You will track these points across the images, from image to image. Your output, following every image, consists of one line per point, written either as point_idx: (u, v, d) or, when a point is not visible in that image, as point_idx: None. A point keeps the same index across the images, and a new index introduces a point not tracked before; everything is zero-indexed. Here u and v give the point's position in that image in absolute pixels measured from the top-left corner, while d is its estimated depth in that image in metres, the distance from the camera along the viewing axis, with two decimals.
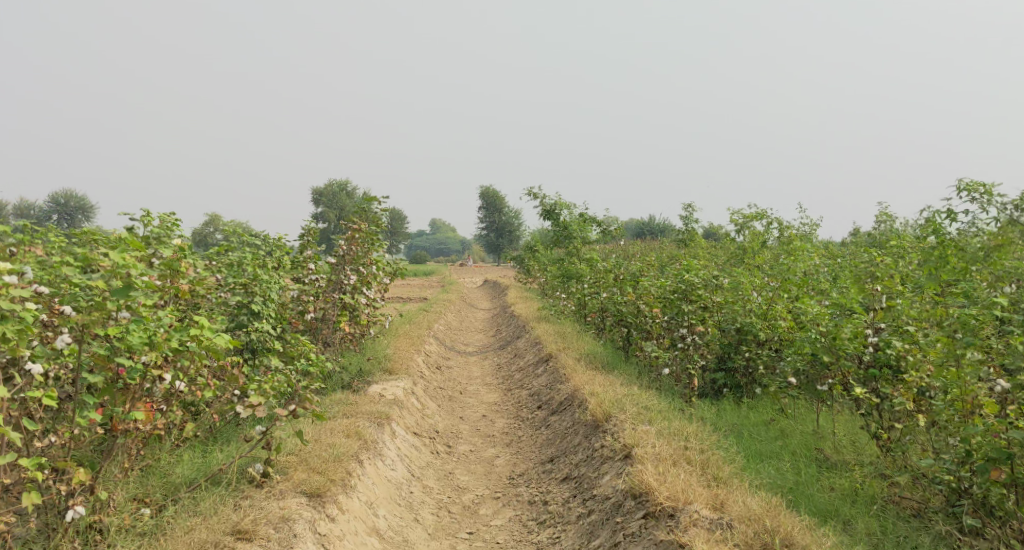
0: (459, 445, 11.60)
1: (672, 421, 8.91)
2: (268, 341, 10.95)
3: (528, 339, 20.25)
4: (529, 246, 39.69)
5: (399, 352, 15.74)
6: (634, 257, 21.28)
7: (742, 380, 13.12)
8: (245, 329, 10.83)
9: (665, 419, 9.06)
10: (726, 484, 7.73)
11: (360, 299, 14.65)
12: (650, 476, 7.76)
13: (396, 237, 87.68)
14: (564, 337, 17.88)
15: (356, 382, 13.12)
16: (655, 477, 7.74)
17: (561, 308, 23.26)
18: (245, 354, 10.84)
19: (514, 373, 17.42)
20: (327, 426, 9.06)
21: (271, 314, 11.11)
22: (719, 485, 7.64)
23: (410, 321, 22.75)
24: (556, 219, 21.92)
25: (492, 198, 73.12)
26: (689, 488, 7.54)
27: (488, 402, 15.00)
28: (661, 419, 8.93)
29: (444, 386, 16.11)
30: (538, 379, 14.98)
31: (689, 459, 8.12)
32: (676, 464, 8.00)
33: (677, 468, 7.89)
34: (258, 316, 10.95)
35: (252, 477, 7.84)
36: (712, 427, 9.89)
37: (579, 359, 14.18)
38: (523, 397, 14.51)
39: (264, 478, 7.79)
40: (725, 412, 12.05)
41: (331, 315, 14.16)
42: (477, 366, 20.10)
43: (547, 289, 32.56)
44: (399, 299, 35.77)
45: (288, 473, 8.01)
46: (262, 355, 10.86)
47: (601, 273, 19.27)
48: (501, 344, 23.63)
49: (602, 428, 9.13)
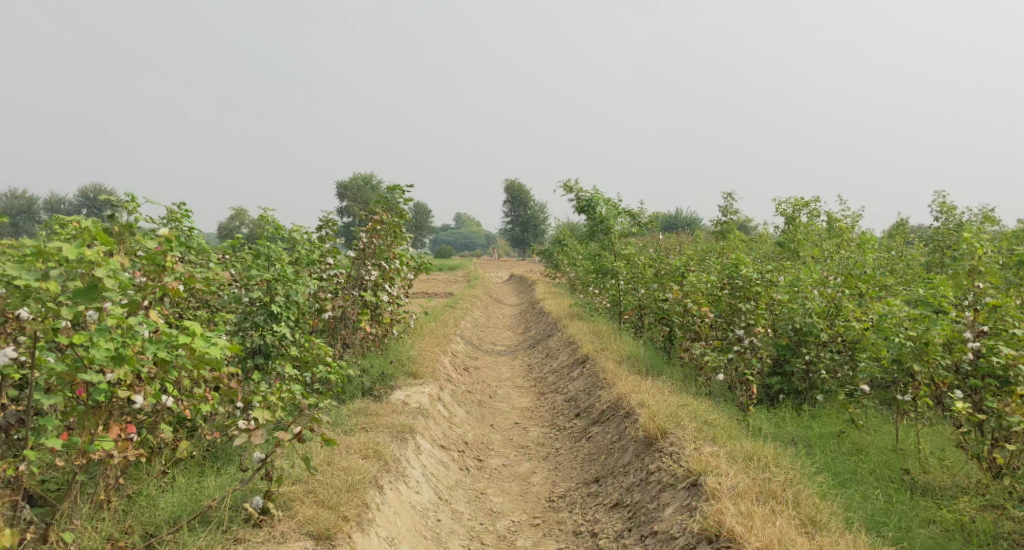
0: (491, 459, 10.49)
1: (739, 442, 7.79)
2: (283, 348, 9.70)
3: (561, 337, 19.08)
4: (557, 240, 38.49)
5: (424, 354, 14.64)
6: (672, 251, 20.11)
7: (800, 386, 11.90)
8: (257, 332, 9.73)
9: (731, 437, 7.92)
10: (825, 529, 6.71)
11: (383, 296, 13.59)
12: (729, 516, 6.70)
13: (420, 232, 86.70)
14: (599, 337, 16.70)
15: (378, 386, 12.05)
16: (740, 521, 6.65)
17: (593, 304, 22.13)
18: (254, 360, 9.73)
19: (547, 375, 16.27)
20: (343, 445, 7.99)
21: (292, 316, 9.95)
22: (823, 535, 6.59)
23: (434, 319, 21.64)
24: (591, 211, 20.68)
25: (518, 191, 71.98)
26: (784, 538, 6.48)
27: (520, 407, 13.87)
28: (728, 438, 7.80)
29: (472, 389, 15.00)
30: (574, 383, 13.84)
31: (774, 495, 7.02)
32: (756, 501, 6.92)
33: (760, 506, 6.83)
34: (276, 318, 9.78)
35: (248, 515, 6.80)
36: (779, 443, 8.71)
37: (619, 362, 13.01)
38: (558, 402, 13.38)
39: (262, 517, 6.76)
40: (785, 422, 10.89)
41: (351, 314, 13.03)
42: (505, 366, 18.96)
43: (576, 284, 31.34)
44: (423, 295, 34.75)
45: (292, 509, 6.99)
46: (274, 362, 9.70)
47: (639, 268, 18.14)
48: (531, 343, 22.48)
49: (658, 448, 8.02)
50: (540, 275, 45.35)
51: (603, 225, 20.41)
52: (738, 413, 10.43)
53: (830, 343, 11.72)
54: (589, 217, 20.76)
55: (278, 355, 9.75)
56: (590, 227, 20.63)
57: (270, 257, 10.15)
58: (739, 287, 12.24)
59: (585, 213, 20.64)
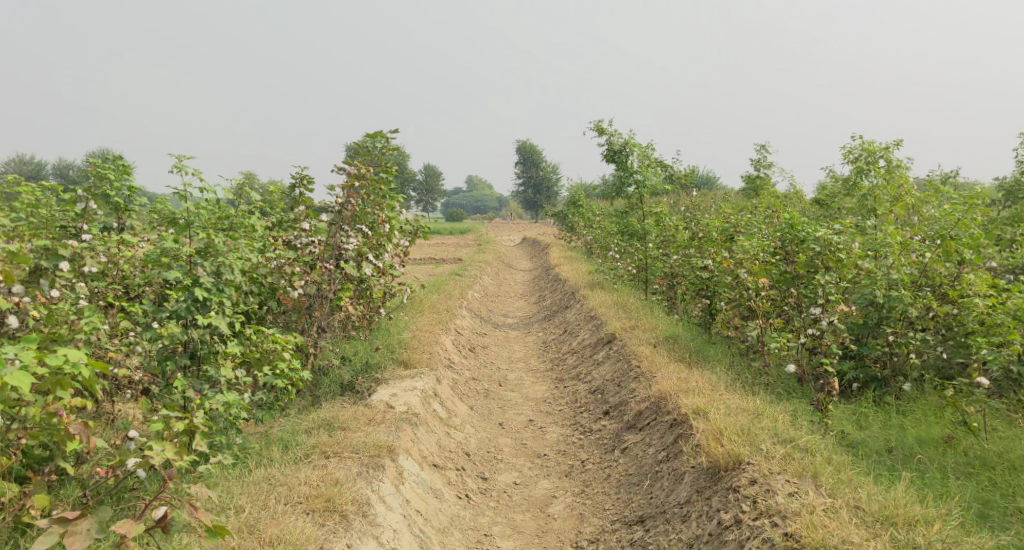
0: (499, 474, 8.29)
1: (864, 496, 6.07)
2: (217, 347, 7.73)
3: (580, 310, 16.78)
4: (572, 201, 36.03)
5: (422, 334, 12.41)
6: (707, 211, 17.83)
7: (881, 372, 9.54)
8: (185, 322, 7.67)
9: (849, 485, 6.20)
10: None
11: (366, 269, 11.36)
12: None
13: (429, 195, 84.20)
14: (626, 310, 14.41)
15: (360, 380, 9.91)
16: None
17: (615, 271, 19.85)
18: (183, 362, 7.68)
19: (565, 355, 14.00)
20: (294, 495, 6.21)
21: (228, 303, 7.94)
22: None
23: (437, 290, 19.33)
24: (619, 162, 18.41)
25: (531, 152, 69.39)
26: None
27: (535, 397, 11.63)
28: (844, 492, 6.09)
29: (479, 375, 12.76)
30: (599, 369, 11.58)
31: None
32: None
33: None
34: (205, 306, 7.70)
35: None
36: (874, 473, 6.88)
37: (654, 345, 10.75)
38: (581, 393, 11.14)
39: None
40: (869, 423, 8.70)
41: (328, 291, 10.79)
42: (517, 344, 16.66)
43: (593, 249, 28.96)
44: (429, 264, 32.51)
45: None
46: (210, 368, 7.70)
47: (672, 231, 15.89)
48: (546, 315, 20.13)
49: (737, 491, 6.30)
50: (553, 238, 42.88)
51: (634, 176, 18.19)
52: (813, 416, 8.21)
53: (918, 321, 9.47)
54: (619, 168, 18.48)
55: (210, 354, 7.75)
56: (618, 180, 18.37)
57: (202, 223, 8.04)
58: (808, 253, 9.89)
59: (613, 164, 18.36)
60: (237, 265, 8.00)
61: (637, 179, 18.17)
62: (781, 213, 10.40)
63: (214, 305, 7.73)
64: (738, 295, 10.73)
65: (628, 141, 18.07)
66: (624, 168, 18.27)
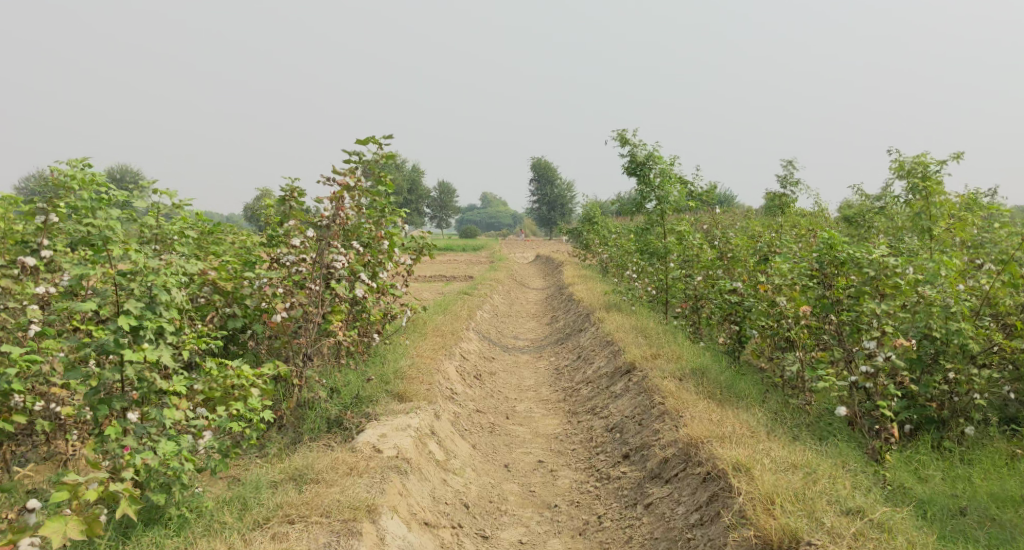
0: (501, 532, 7.23)
1: None
2: (158, 385, 6.58)
3: (594, 335, 15.69)
4: (587, 218, 35.03)
5: (423, 361, 11.35)
6: (731, 230, 16.76)
7: (939, 413, 8.34)
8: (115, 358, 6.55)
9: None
10: None
11: (358, 290, 10.33)
12: None
13: (443, 211, 83.35)
14: (645, 337, 13.31)
15: (348, 414, 8.88)
16: None
17: (634, 291, 18.77)
18: (120, 404, 6.54)
19: (579, 385, 12.89)
20: None
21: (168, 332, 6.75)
22: None
23: (444, 310, 18.26)
24: (640, 176, 17.84)
25: (545, 169, 68.46)
26: None
27: (546, 433, 10.53)
28: None
29: (485, 407, 11.66)
30: (616, 404, 10.48)
31: None
32: None
33: None
34: (137, 338, 6.57)
35: None
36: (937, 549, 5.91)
37: (679, 380, 9.64)
38: (597, 431, 10.05)
39: None
40: (930, 469, 7.55)
41: (315, 315, 9.74)
42: (528, 370, 15.56)
43: (609, 268, 27.87)
44: (439, 282, 31.50)
45: None
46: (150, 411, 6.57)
47: (696, 251, 14.82)
48: (559, 338, 19.02)
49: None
50: (567, 256, 41.82)
51: (657, 191, 17.67)
52: (865, 467, 7.05)
53: (983, 354, 8.25)
54: (640, 182, 17.92)
55: (150, 394, 6.61)
56: (640, 195, 17.83)
57: (121, 238, 6.94)
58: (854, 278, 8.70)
59: (635, 178, 17.82)
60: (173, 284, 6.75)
61: (660, 194, 17.65)
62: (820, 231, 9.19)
63: (148, 335, 6.57)
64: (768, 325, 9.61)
65: (651, 155, 17.56)
66: (647, 182, 17.71)
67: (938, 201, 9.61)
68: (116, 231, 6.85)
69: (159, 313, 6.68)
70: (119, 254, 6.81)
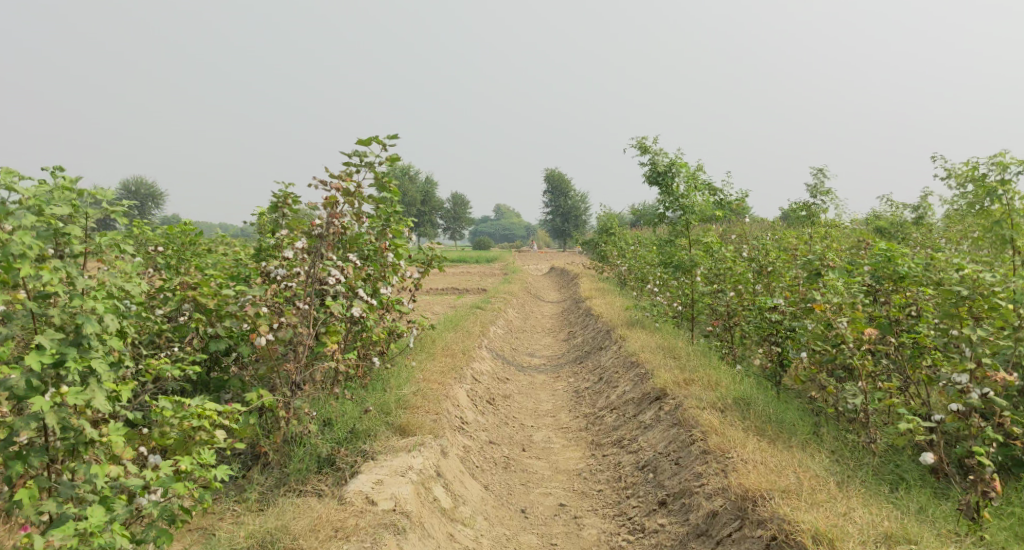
0: None
1: None
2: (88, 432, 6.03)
3: (617, 354, 14.48)
4: (603, 229, 33.85)
5: (430, 387, 10.18)
6: (764, 241, 15.58)
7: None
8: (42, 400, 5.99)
9: None
10: None
11: (355, 307, 9.21)
12: None
13: (456, 223, 82.36)
14: (674, 359, 12.11)
15: (341, 452, 7.76)
16: None
17: (658, 306, 17.58)
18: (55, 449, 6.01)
19: (603, 411, 11.69)
20: None
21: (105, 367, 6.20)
22: None
23: (455, 327, 17.13)
24: (663, 185, 16.70)
25: (559, 180, 67.38)
26: None
27: (567, 469, 9.35)
28: None
29: (499, 438, 10.49)
30: (646, 437, 9.30)
31: None
32: None
33: None
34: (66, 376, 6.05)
35: None
36: None
37: (721, 413, 8.46)
38: (624, 467, 8.90)
39: None
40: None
41: (306, 337, 8.59)
42: (545, 393, 14.35)
43: (628, 282, 26.70)
44: (450, 295, 30.38)
45: None
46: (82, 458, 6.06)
47: (728, 264, 13.63)
48: (577, 357, 17.80)
49: None
50: (584, 268, 40.64)
51: (682, 201, 16.55)
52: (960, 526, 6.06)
53: None
54: (662, 191, 16.79)
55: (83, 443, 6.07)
56: (663, 205, 16.70)
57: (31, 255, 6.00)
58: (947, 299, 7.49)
59: (657, 187, 16.69)
60: (108, 312, 6.21)
61: (684, 204, 16.53)
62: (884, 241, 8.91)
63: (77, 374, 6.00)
64: (823, 349, 8.41)
65: (675, 163, 16.44)
66: (670, 192, 16.58)
67: (1016, 209, 8.46)
68: (23, 248, 5.94)
69: (88, 346, 6.13)
70: (30, 276, 5.96)
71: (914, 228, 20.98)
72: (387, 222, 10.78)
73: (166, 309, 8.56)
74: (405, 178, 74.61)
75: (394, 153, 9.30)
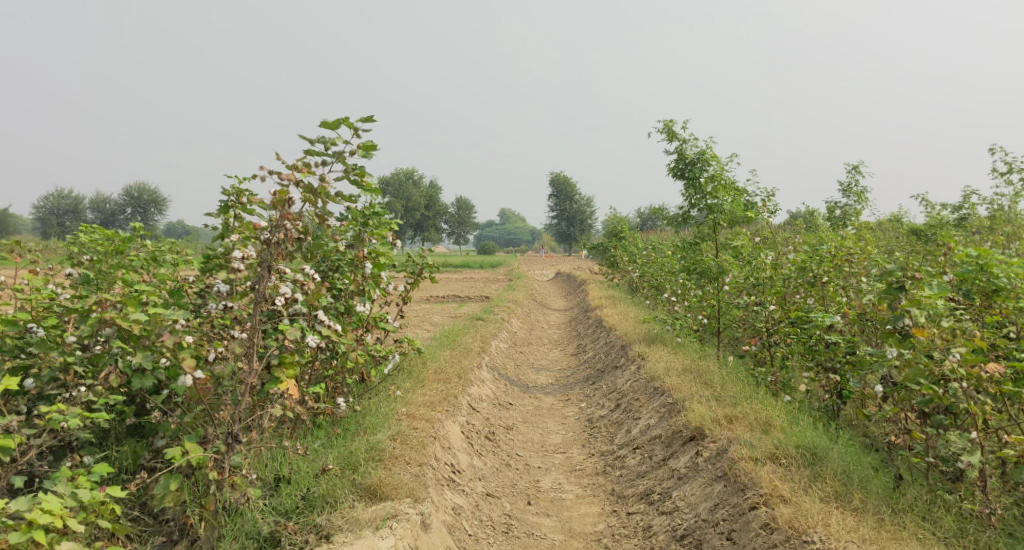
0: None
1: None
2: None
3: (635, 376, 12.68)
4: (613, 233, 32.07)
5: (414, 426, 8.41)
6: (801, 246, 13.77)
7: None
8: None
9: None
10: None
11: (309, 337, 7.16)
12: None
13: (461, 228, 80.58)
14: (707, 385, 10.31)
15: (289, 529, 6.04)
16: None
17: (680, 319, 15.78)
18: None
19: (622, 449, 9.89)
20: None
21: None
22: None
23: (453, 343, 15.34)
24: (691, 180, 14.97)
25: (565, 183, 65.60)
26: None
27: (583, 531, 7.55)
28: None
29: (497, 486, 8.73)
30: (682, 493, 7.51)
31: None
32: None
33: None
34: None
35: None
36: None
37: (781, 471, 6.67)
38: (655, 535, 7.12)
39: None
40: None
41: (248, 377, 6.56)
42: (553, 420, 12.55)
43: (641, 289, 24.90)
44: (451, 304, 28.67)
45: None
46: None
47: (765, 272, 11.83)
48: (588, 375, 15.98)
49: None
50: (592, 273, 38.79)
51: (710, 199, 14.80)
52: None
53: None
54: (689, 186, 15.03)
55: None
56: (689, 203, 14.95)
57: None
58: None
59: (683, 182, 14.96)
60: None
61: (712, 202, 14.78)
62: (970, 248, 7.19)
63: None
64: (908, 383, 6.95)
65: (704, 155, 14.69)
66: (698, 187, 14.87)
67: None
68: None
69: None
70: None
71: (956, 231, 19.18)
72: (365, 223, 8.99)
73: (78, 335, 6.69)
74: (408, 181, 72.79)
75: (368, 140, 7.36)
